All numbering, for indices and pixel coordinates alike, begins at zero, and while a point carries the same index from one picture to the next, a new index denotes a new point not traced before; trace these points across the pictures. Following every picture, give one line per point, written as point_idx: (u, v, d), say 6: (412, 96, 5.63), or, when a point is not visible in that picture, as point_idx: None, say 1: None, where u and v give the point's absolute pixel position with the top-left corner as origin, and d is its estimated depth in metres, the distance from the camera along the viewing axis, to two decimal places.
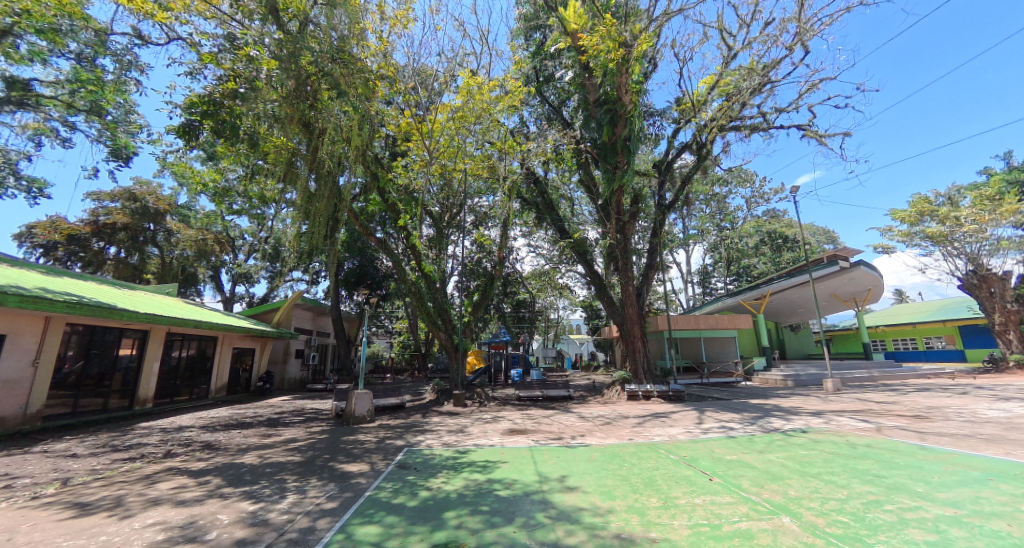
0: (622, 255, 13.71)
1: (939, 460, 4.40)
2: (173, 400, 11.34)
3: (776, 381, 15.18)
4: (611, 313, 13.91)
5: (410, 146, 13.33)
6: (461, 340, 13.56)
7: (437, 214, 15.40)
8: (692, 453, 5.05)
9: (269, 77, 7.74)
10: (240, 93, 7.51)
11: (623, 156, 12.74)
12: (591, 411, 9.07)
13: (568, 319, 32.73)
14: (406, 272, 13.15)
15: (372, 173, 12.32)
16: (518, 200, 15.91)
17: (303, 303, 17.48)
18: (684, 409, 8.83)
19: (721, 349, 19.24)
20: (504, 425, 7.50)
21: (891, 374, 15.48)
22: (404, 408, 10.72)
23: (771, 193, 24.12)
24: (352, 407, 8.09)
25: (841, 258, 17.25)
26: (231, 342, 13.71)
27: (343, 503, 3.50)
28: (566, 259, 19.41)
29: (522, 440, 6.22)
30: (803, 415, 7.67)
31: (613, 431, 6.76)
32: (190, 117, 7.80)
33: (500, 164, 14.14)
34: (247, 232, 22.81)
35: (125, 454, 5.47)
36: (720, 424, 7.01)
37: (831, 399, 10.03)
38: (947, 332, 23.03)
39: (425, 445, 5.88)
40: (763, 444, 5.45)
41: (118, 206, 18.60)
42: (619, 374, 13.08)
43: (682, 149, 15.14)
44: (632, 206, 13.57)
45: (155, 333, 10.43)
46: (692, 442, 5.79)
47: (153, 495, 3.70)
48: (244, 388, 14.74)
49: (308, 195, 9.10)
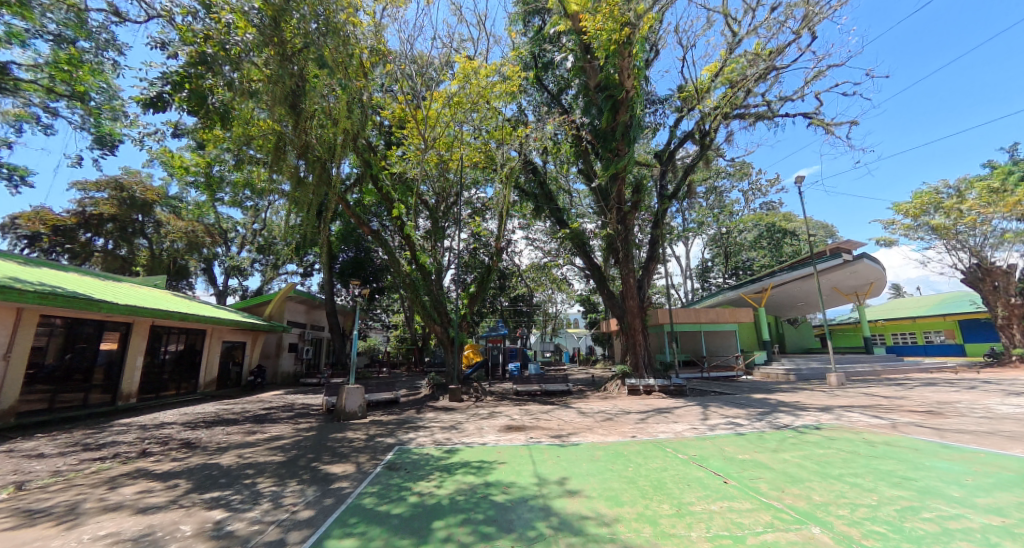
0: (623, 246, 13.36)
1: (967, 460, 4.10)
2: (158, 397, 10.85)
3: (778, 375, 14.93)
4: (612, 305, 13.65)
5: (406, 134, 13.00)
6: (457, 333, 13.13)
7: (433, 205, 15.13)
8: (700, 452, 4.73)
9: (244, 41, 7.06)
10: (210, 57, 6.78)
11: (623, 143, 12.39)
12: (592, 406, 8.75)
13: (566, 313, 32.52)
14: (401, 264, 12.95)
15: (365, 160, 12.22)
16: (517, 192, 15.60)
17: (296, 296, 17.11)
18: (687, 404, 8.54)
19: (721, 343, 19.04)
20: (501, 421, 7.18)
21: (894, 369, 15.25)
22: (398, 404, 10.37)
23: (768, 185, 23.96)
24: (343, 403, 7.75)
25: (845, 251, 16.99)
26: (220, 336, 13.27)
27: (321, 512, 3.16)
28: (565, 252, 19.13)
29: (519, 438, 5.90)
30: (812, 410, 7.35)
31: (615, 427, 6.45)
32: (162, 87, 7.02)
33: (499, 152, 13.80)
34: (241, 225, 22.58)
35: (95, 453, 5.11)
36: (727, 420, 6.71)
37: (838, 394, 9.74)
38: (947, 326, 22.90)
39: (416, 443, 5.53)
40: (775, 442, 5.15)
41: (105, 196, 18.28)
42: (619, 368, 12.79)
43: (685, 138, 14.85)
44: (634, 196, 13.12)
45: (139, 326, 10.00)
46: (700, 439, 5.49)
47: (113, 501, 3.35)
48: (235, 382, 14.33)
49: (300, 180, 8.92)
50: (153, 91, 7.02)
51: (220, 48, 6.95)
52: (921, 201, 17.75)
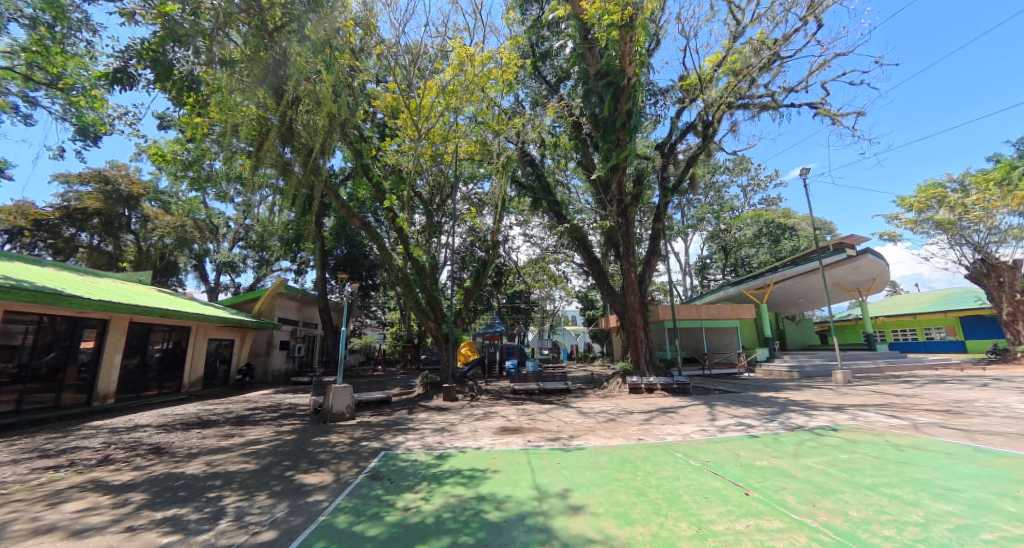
0: (624, 240, 12.93)
1: (1010, 467, 3.71)
2: (139, 396, 10.33)
3: (781, 373, 14.60)
4: (612, 301, 13.25)
5: (400, 125, 12.55)
6: (452, 330, 12.65)
7: (427, 198, 14.71)
8: (714, 457, 4.32)
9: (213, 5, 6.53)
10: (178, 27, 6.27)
11: (625, 133, 12.01)
12: (592, 406, 8.35)
13: (564, 310, 32.15)
14: (393, 258, 12.51)
15: (356, 150, 11.77)
16: (514, 186, 15.18)
17: (287, 292, 16.63)
18: (692, 403, 8.16)
19: (722, 340, 18.70)
20: (497, 423, 6.76)
21: (899, 366, 14.94)
22: (390, 404, 9.96)
23: (768, 181, 23.64)
24: (330, 403, 7.32)
25: (849, 245, 16.63)
26: (206, 334, 12.74)
27: (287, 533, 2.74)
28: (563, 248, 18.72)
29: (516, 441, 5.49)
30: (824, 410, 6.98)
31: (618, 429, 6.05)
32: (128, 61, 6.54)
33: (495, 144, 13.33)
34: (232, 220, 22.06)
35: (51, 461, 4.65)
36: (736, 421, 6.31)
37: (848, 392, 9.37)
38: (948, 322, 22.66)
39: (404, 448, 5.11)
40: (793, 446, 4.76)
41: (89, 189, 17.72)
42: (619, 366, 12.39)
43: (687, 130, 14.47)
44: (635, 188, 12.71)
45: (116, 322, 9.50)
46: (710, 443, 5.09)
47: (48, 521, 2.91)
48: (222, 381, 13.81)
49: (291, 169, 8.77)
50: (117, 66, 6.56)
51: (189, 12, 6.37)
52: (926, 195, 17.61)
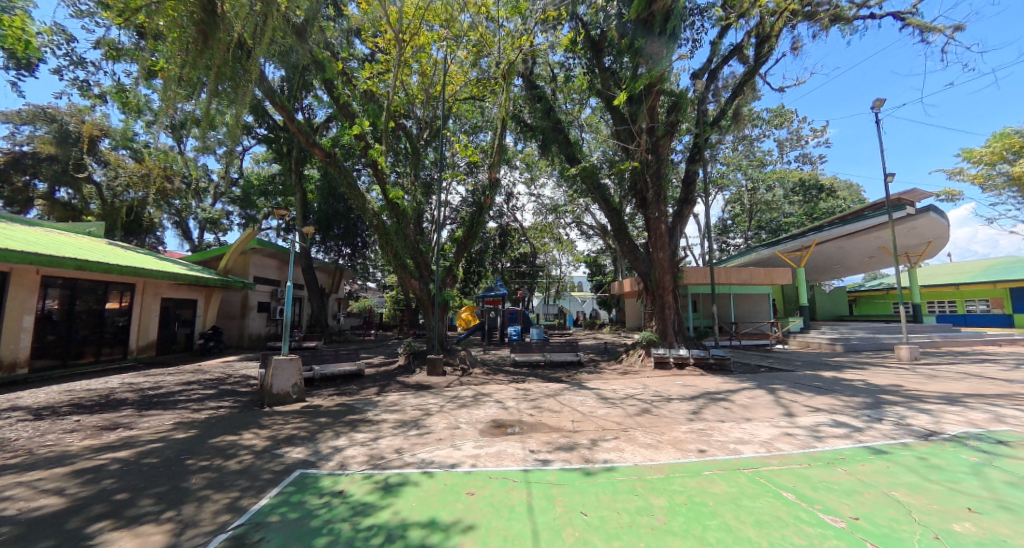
0: (653, 185, 10.55)
1: None
2: (68, 365, 8.68)
3: (822, 345, 12.81)
4: (634, 259, 11.29)
5: (378, 39, 10.04)
6: (441, 291, 10.70)
7: (413, 135, 12.22)
8: (856, 506, 2.45)
9: None
10: None
11: (661, 43, 9.57)
12: (614, 387, 6.50)
13: (571, 274, 30.16)
14: (367, 203, 10.23)
15: (318, 63, 9.22)
16: (518, 125, 12.70)
17: (262, 248, 14.72)
18: (743, 386, 6.33)
19: (750, 307, 16.77)
20: (488, 414, 4.94)
21: (958, 341, 12.98)
22: (364, 377, 8.26)
23: (809, 135, 20.77)
24: (269, 382, 5.53)
25: (909, 201, 14.20)
26: (157, 292, 10.95)
27: None
28: (575, 204, 16.38)
29: (514, 449, 3.64)
30: (937, 403, 5.09)
31: (662, 429, 4.17)
32: None
33: (495, 68, 10.77)
34: (207, 172, 19.84)
35: None
36: (828, 419, 4.43)
37: (933, 373, 7.46)
38: (996, 295, 20.22)
39: (338, 463, 3.29)
40: (970, 478, 2.85)
41: (38, 131, 15.54)
42: (641, 335, 10.55)
43: (730, 55, 11.78)
44: (670, 117, 10.21)
45: (19, 277, 7.65)
46: (822, 464, 3.20)
47: None
48: (184, 346, 12.19)
49: (232, 69, 6.76)
50: None
51: None
52: (1001, 144, 15.09)
